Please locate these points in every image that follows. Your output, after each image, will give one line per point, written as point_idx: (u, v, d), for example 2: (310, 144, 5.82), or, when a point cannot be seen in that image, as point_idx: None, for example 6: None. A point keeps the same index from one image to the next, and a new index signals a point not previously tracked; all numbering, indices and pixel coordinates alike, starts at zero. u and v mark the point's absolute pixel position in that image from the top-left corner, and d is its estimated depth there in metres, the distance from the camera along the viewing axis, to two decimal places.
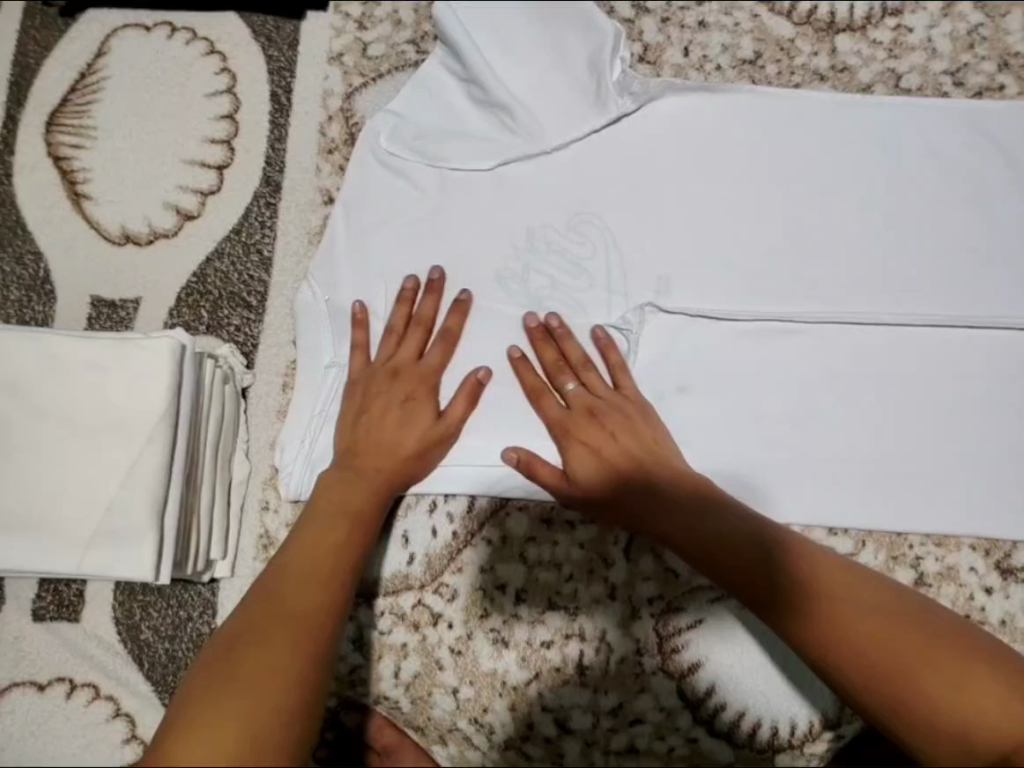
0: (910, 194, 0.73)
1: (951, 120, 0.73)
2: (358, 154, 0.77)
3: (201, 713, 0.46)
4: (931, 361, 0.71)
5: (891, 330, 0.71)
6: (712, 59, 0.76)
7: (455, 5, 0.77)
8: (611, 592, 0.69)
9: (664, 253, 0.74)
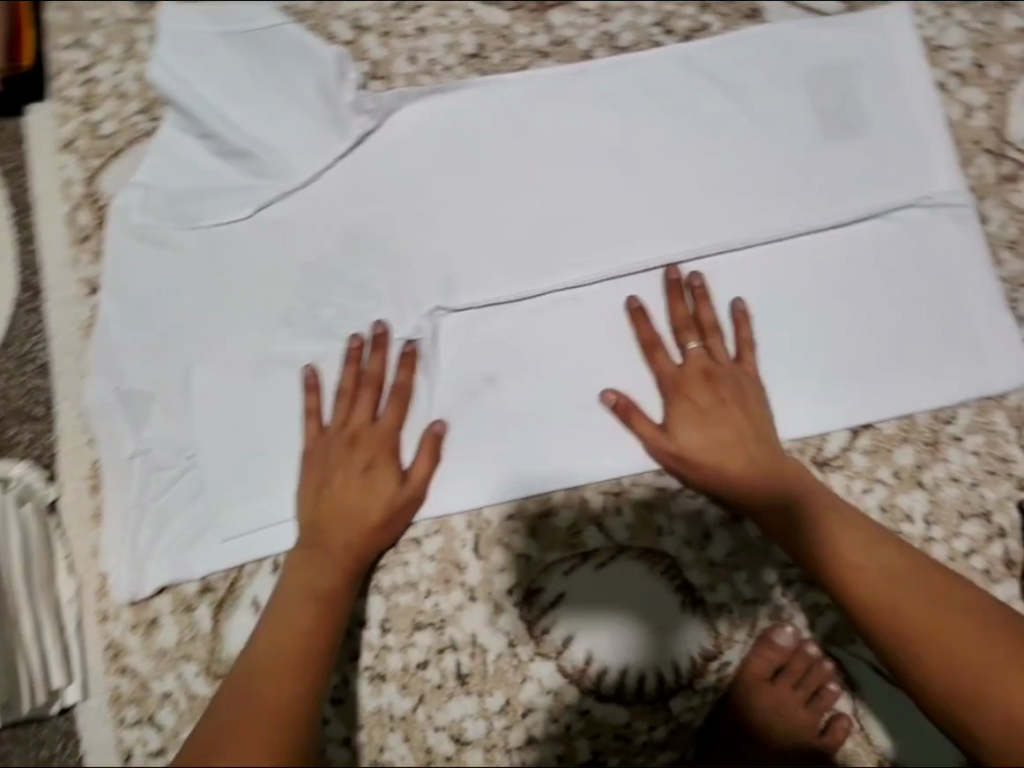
0: (650, 139, 0.75)
1: (669, 64, 0.75)
2: (113, 235, 0.75)
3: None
4: (710, 289, 0.73)
5: (666, 272, 0.73)
6: (439, 60, 0.77)
7: (172, 62, 0.75)
8: (471, 594, 0.70)
9: (440, 255, 0.74)
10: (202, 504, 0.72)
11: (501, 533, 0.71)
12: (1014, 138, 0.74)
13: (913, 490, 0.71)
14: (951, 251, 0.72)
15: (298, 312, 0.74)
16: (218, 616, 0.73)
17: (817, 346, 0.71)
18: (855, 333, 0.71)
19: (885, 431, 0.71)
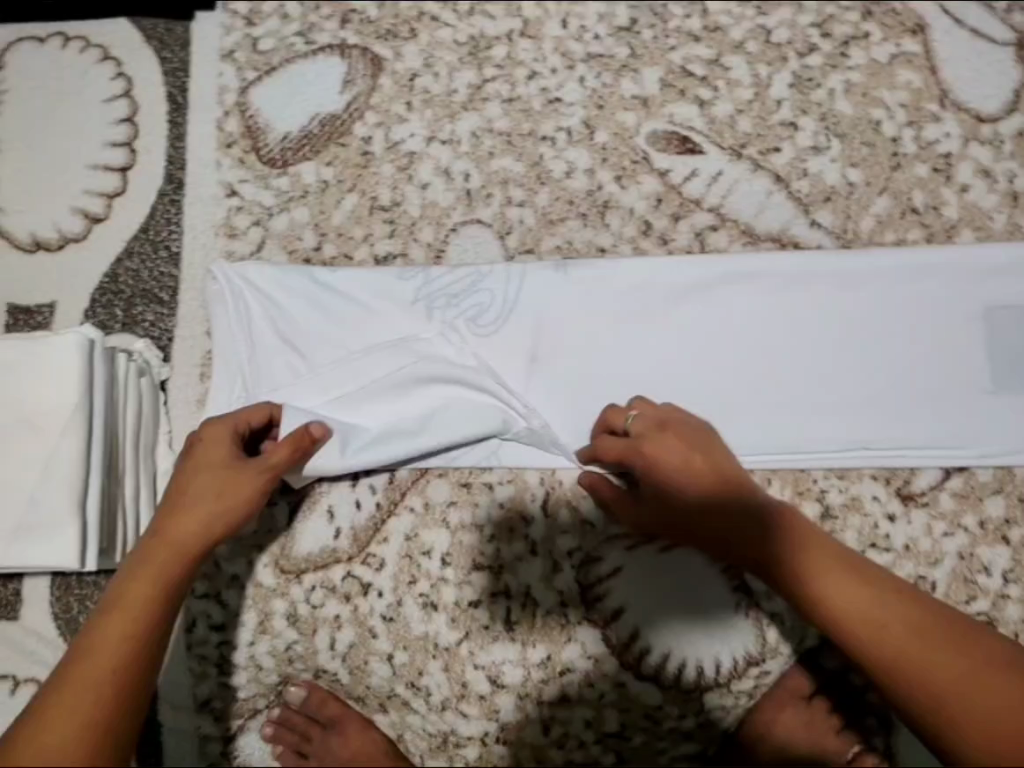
0: (796, 352, 0.72)
1: (823, 377, 0.72)
2: (229, 277, 0.74)
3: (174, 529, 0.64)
4: (820, 329, 0.72)
5: (780, 301, 0.73)
6: (590, 28, 0.78)
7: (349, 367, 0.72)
8: (532, 548, 0.72)
9: (567, 222, 0.76)
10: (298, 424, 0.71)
11: (572, 495, 0.73)
12: None
13: (997, 541, 0.71)
14: None
15: (415, 264, 0.76)
16: (295, 518, 0.74)
17: (906, 393, 0.71)
18: (934, 383, 0.71)
19: (981, 478, 0.71)
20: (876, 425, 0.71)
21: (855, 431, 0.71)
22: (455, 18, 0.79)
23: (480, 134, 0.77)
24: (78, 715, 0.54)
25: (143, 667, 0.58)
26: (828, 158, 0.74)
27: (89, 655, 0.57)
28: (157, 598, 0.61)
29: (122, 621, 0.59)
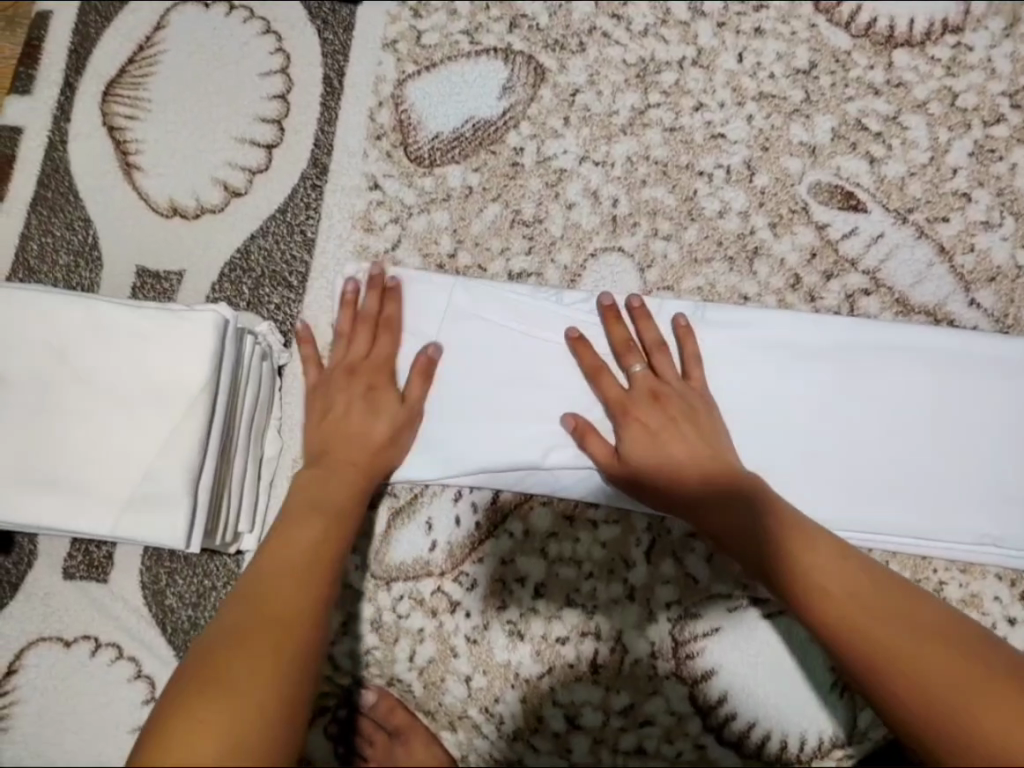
0: (935, 430, 0.68)
1: (957, 458, 0.68)
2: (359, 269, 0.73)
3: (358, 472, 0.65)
4: (965, 411, 0.69)
5: (928, 375, 0.69)
6: (766, 66, 0.75)
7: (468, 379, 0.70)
8: (630, 593, 0.70)
9: (712, 264, 0.73)
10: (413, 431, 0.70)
11: (677, 546, 0.71)
12: None
13: None
14: None
15: (549, 286, 0.74)
16: (391, 525, 0.72)
17: None
18: None
19: None
20: (1011, 519, 0.67)
21: (986, 522, 0.68)
22: (627, 38, 0.77)
23: (635, 160, 0.75)
24: (292, 603, 0.51)
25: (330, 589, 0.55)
26: (999, 235, 0.71)
27: (280, 568, 0.54)
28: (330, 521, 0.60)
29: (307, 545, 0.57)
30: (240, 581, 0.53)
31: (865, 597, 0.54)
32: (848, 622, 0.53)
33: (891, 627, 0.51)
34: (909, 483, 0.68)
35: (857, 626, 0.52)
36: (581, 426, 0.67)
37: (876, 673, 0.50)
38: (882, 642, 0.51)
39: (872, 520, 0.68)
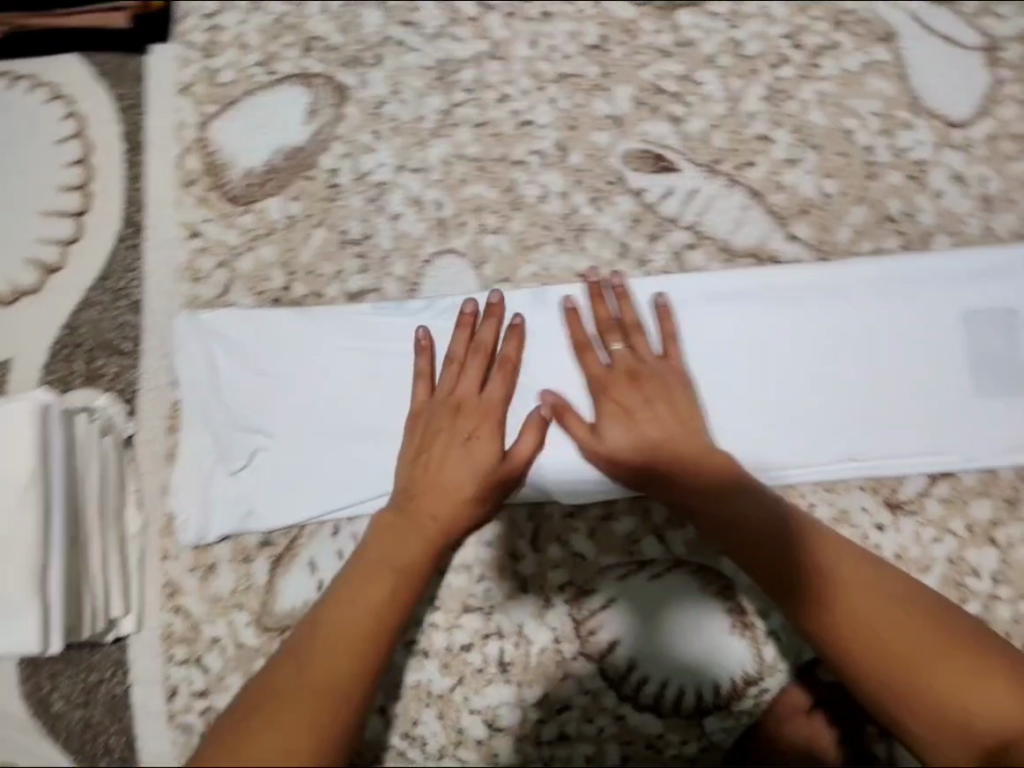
0: (778, 366, 0.70)
1: (803, 388, 0.70)
2: (190, 320, 0.73)
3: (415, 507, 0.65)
4: (803, 342, 0.71)
5: (760, 315, 0.71)
6: (559, 47, 0.75)
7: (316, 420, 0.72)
8: (523, 585, 0.71)
9: (541, 249, 0.74)
10: (270, 478, 0.72)
11: (560, 530, 0.71)
12: None
13: (987, 547, 0.70)
14: None
15: (388, 299, 0.74)
16: (274, 573, 0.73)
17: (889, 405, 0.70)
18: (919, 395, 0.70)
19: (966, 482, 0.71)
20: (863, 437, 0.70)
21: (842, 444, 0.70)
22: (421, 43, 0.76)
23: (451, 160, 0.75)
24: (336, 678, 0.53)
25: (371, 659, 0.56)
26: (804, 170, 0.73)
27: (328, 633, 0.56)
28: (394, 573, 0.61)
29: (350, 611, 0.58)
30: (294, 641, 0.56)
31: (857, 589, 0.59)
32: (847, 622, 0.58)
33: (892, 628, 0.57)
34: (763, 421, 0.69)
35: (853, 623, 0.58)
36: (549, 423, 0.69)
37: (873, 670, 0.56)
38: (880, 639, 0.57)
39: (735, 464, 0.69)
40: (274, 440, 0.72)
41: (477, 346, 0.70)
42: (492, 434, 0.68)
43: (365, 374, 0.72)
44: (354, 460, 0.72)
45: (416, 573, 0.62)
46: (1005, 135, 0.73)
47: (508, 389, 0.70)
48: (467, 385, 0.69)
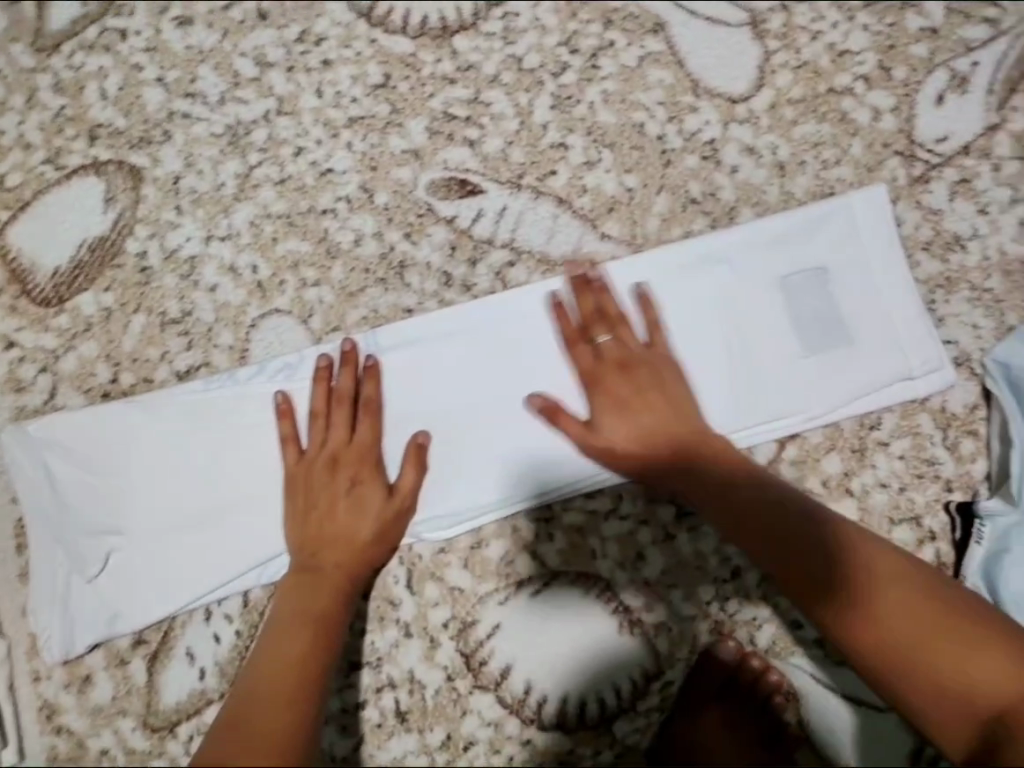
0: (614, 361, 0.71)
1: None
2: (14, 431, 0.70)
3: (315, 557, 0.67)
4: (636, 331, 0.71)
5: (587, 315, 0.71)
6: (346, 93, 0.76)
7: (165, 504, 0.70)
8: (406, 630, 0.70)
9: (364, 292, 0.74)
10: (128, 576, 0.70)
11: (433, 567, 0.71)
12: (923, 138, 0.74)
13: (846, 496, 0.71)
14: (869, 273, 0.71)
15: (219, 371, 0.73)
16: (154, 670, 0.71)
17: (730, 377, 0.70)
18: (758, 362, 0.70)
19: (812, 440, 0.72)
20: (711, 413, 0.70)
21: None
22: (207, 111, 0.76)
23: (258, 222, 0.75)
24: (272, 731, 0.56)
25: (306, 695, 0.60)
26: (603, 170, 0.75)
27: (257, 686, 0.60)
28: (312, 625, 0.64)
29: (285, 650, 0.62)
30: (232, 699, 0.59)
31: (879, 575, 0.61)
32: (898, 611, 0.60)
33: (916, 617, 0.60)
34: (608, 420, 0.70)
35: (872, 622, 0.60)
36: (423, 449, 0.69)
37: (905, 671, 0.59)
38: (894, 639, 0.59)
39: (587, 468, 0.70)
40: (125, 536, 0.70)
41: (338, 397, 0.70)
42: (373, 475, 0.68)
43: (207, 453, 0.71)
44: (213, 541, 0.70)
45: (330, 616, 0.64)
46: (785, 101, 0.75)
47: (376, 429, 0.70)
48: (337, 436, 0.69)
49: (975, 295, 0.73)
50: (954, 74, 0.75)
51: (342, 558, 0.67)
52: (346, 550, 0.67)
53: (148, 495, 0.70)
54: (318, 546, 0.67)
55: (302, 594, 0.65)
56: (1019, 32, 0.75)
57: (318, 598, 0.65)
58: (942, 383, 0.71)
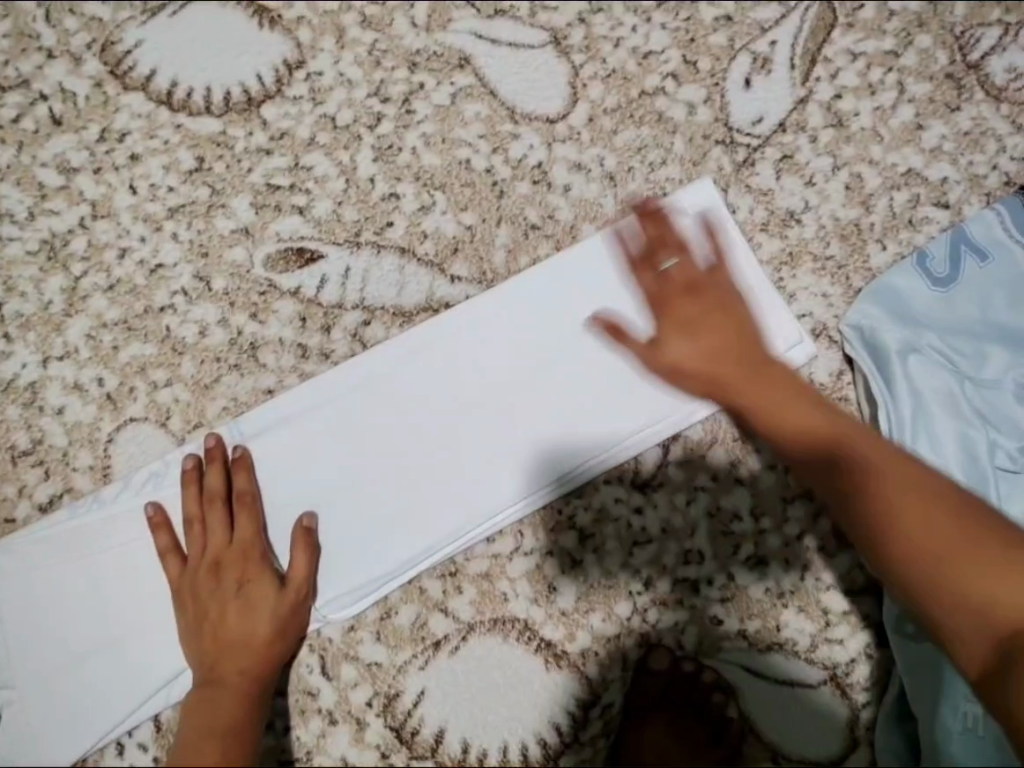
0: (482, 401, 0.70)
1: (513, 412, 0.70)
2: None
3: (217, 665, 0.63)
4: (499, 366, 0.71)
5: (445, 361, 0.71)
6: (160, 184, 0.74)
7: (51, 647, 0.67)
8: (331, 718, 0.68)
9: (219, 382, 0.72)
10: (27, 730, 0.66)
11: (345, 648, 0.69)
12: (740, 123, 0.76)
13: (737, 485, 0.72)
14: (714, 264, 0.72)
15: (84, 494, 0.70)
16: None
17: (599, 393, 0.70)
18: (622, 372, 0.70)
19: (694, 437, 0.72)
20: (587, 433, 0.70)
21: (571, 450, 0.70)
22: (17, 229, 0.73)
23: (95, 334, 0.72)
24: None
25: None
26: (438, 212, 0.74)
27: None
28: (222, 740, 0.60)
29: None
30: None
31: (916, 488, 0.60)
32: (939, 531, 0.58)
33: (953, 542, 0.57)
34: (487, 460, 0.70)
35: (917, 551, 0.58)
36: (309, 533, 0.67)
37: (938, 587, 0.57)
38: (935, 561, 0.57)
39: (477, 513, 0.69)
40: (17, 688, 0.66)
41: (209, 498, 0.67)
42: (261, 570, 0.66)
43: (83, 583, 0.67)
44: (108, 673, 0.67)
45: (238, 732, 0.61)
46: (602, 112, 0.76)
47: (256, 521, 0.67)
48: (216, 539, 0.66)
49: (819, 266, 0.74)
50: (756, 56, 0.77)
51: (248, 662, 0.64)
52: (249, 654, 0.64)
53: (32, 641, 0.67)
54: (219, 653, 0.64)
55: (209, 708, 0.62)
56: (808, 4, 0.77)
57: (225, 708, 0.62)
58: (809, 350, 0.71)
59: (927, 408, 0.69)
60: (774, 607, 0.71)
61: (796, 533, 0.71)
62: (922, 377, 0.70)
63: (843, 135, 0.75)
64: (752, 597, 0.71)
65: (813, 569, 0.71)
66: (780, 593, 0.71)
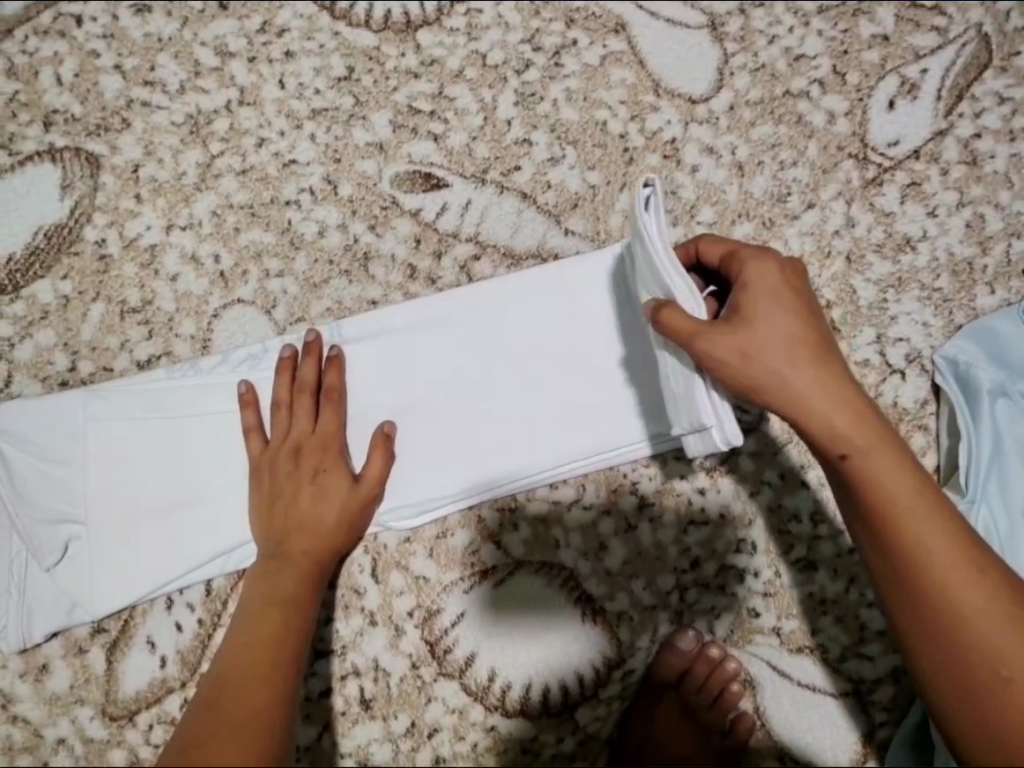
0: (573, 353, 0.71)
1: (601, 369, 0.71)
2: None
3: (287, 542, 0.66)
4: (598, 321, 0.71)
5: (549, 305, 0.72)
6: (309, 84, 0.77)
7: (124, 496, 0.69)
8: (371, 619, 0.71)
9: (328, 284, 0.74)
10: (88, 567, 0.69)
11: (398, 556, 0.72)
12: (876, 142, 0.77)
13: (801, 488, 0.73)
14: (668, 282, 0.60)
15: (182, 360, 0.73)
16: (112, 659, 0.71)
17: None
18: None
19: (769, 434, 0.74)
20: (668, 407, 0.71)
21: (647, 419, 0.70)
22: (166, 99, 0.76)
23: (220, 212, 0.75)
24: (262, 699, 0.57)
25: (291, 669, 0.60)
26: (567, 166, 0.76)
27: (240, 660, 0.60)
28: (287, 607, 0.64)
29: (266, 631, 0.62)
30: (215, 674, 0.60)
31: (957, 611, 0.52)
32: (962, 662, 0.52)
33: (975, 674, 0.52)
34: (566, 411, 0.71)
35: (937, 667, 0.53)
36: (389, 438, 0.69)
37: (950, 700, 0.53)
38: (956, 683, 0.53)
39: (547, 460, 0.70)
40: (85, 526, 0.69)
41: (301, 386, 0.69)
42: (338, 463, 0.68)
43: (166, 444, 0.70)
44: (170, 533, 0.69)
45: (299, 603, 0.64)
46: (743, 103, 0.77)
47: (340, 417, 0.69)
48: (301, 425, 0.69)
49: (924, 295, 0.75)
50: (904, 80, 0.78)
51: (312, 544, 0.67)
52: (313, 537, 0.67)
53: (109, 486, 0.69)
54: (289, 532, 0.67)
55: (278, 578, 0.65)
56: (966, 40, 0.78)
57: (291, 581, 0.65)
58: (724, 438, 0.55)
59: (1007, 455, 0.69)
60: (811, 611, 0.73)
61: (848, 546, 0.73)
62: (1007, 422, 0.70)
63: (973, 175, 0.76)
64: (793, 597, 0.73)
65: (857, 583, 0.73)
66: (820, 599, 0.73)
